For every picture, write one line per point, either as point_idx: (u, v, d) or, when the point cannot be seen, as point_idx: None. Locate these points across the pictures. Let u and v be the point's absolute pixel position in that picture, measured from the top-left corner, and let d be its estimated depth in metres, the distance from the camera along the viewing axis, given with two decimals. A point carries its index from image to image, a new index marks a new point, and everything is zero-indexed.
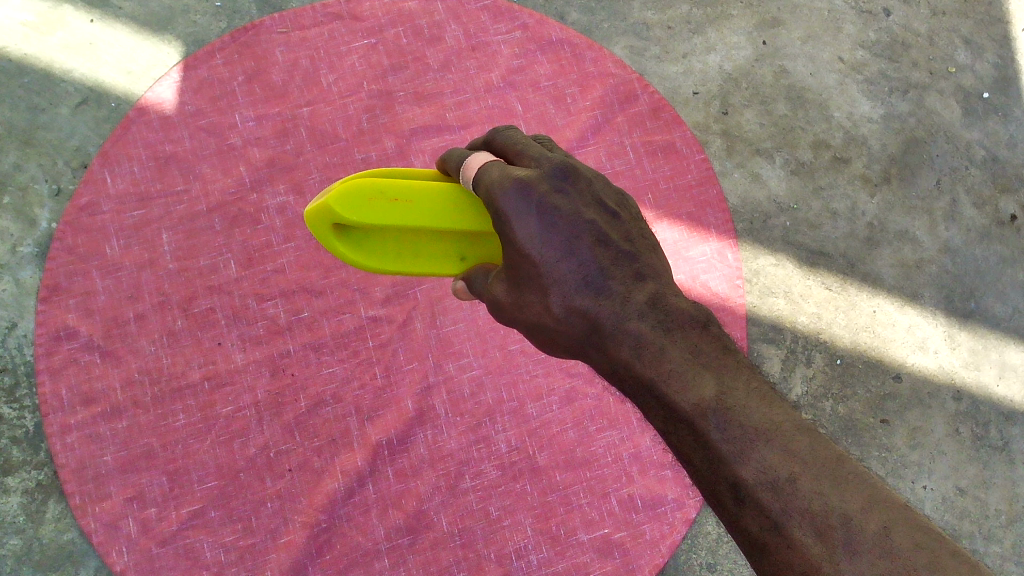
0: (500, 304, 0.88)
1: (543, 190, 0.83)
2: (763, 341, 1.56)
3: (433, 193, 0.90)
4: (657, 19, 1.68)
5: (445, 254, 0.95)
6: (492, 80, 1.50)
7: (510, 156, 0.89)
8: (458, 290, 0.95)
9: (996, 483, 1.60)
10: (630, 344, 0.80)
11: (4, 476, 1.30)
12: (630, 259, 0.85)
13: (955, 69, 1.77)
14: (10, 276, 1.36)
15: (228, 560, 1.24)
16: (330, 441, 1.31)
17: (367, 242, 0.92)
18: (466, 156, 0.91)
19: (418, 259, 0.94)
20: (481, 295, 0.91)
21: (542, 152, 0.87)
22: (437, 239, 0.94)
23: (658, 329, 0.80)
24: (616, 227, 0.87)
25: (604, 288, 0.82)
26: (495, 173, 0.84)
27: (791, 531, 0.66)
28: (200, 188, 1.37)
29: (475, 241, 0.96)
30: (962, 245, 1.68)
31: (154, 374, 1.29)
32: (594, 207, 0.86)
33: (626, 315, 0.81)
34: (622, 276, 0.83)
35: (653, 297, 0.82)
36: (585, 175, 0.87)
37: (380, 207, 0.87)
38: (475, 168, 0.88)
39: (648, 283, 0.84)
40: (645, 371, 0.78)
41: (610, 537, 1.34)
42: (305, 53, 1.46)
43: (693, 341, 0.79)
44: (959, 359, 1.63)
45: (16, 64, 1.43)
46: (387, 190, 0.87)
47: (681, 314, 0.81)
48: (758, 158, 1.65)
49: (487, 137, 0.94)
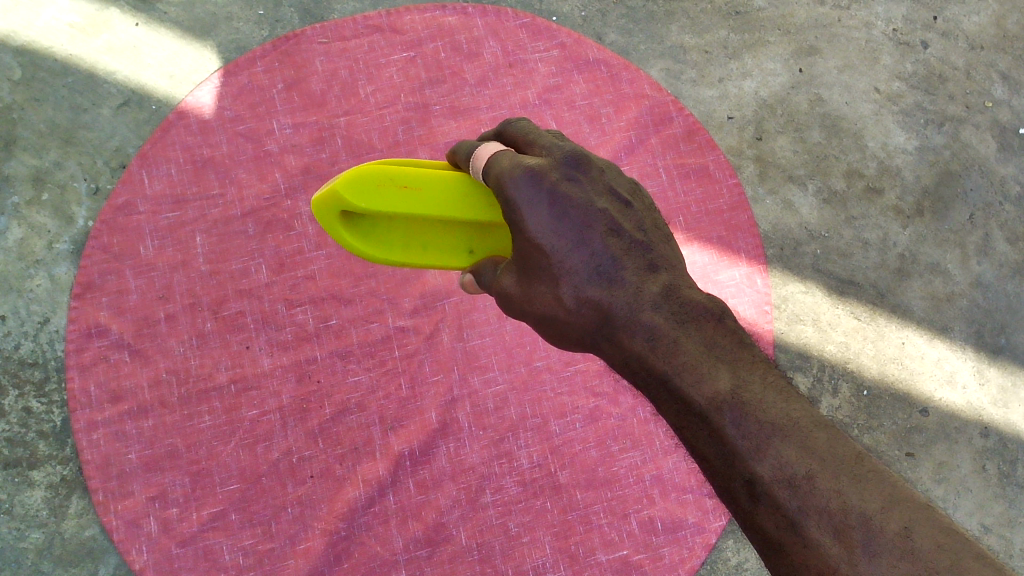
0: (508, 295, 0.88)
1: (554, 179, 0.83)
2: (790, 368, 1.55)
3: (443, 183, 0.91)
4: (694, 42, 1.69)
5: (453, 247, 0.96)
6: (528, 97, 1.51)
7: (522, 146, 0.90)
8: (466, 282, 0.97)
9: (1021, 522, 1.58)
10: (644, 336, 0.81)
11: (30, 469, 1.31)
12: (643, 250, 0.85)
13: (991, 103, 1.76)
14: (45, 272, 1.37)
15: (246, 563, 1.25)
16: (353, 449, 1.31)
17: (375, 233, 0.95)
18: (476, 146, 0.91)
19: (425, 250, 0.95)
20: (489, 288, 0.92)
21: (554, 141, 0.88)
22: (448, 231, 0.95)
23: (672, 321, 0.82)
24: (629, 217, 0.87)
25: (616, 277, 0.83)
26: (505, 163, 0.85)
27: (808, 530, 0.67)
28: (235, 192, 1.38)
29: (484, 233, 0.96)
30: (994, 280, 1.67)
31: (182, 374, 1.30)
32: (607, 195, 0.86)
33: (640, 306, 0.82)
34: (635, 267, 0.84)
35: (667, 288, 0.84)
36: (597, 163, 0.87)
37: (390, 195, 0.88)
38: (484, 158, 0.88)
39: (662, 274, 0.85)
40: (659, 364, 0.80)
41: (629, 559, 1.33)
42: (344, 64, 1.47)
43: (708, 335, 0.81)
44: (988, 396, 1.61)
45: (61, 64, 1.46)
46: (396, 178, 0.88)
47: (696, 306, 0.83)
48: (791, 185, 1.65)
49: (498, 129, 0.94)
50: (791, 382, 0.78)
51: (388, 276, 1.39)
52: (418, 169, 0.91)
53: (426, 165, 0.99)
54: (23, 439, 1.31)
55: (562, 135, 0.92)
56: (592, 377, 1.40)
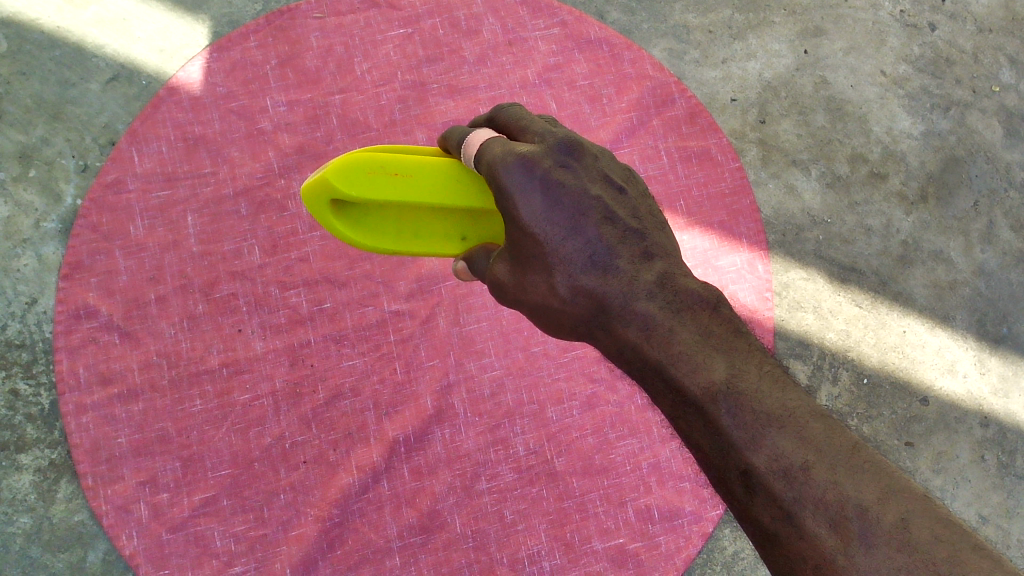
0: (501, 284, 0.86)
1: (547, 166, 0.81)
2: (790, 355, 1.54)
3: (435, 169, 0.89)
4: (698, 21, 1.65)
5: (445, 234, 0.94)
6: (528, 77, 1.48)
7: (514, 131, 0.87)
8: (459, 270, 0.95)
9: (1019, 512, 1.57)
10: (638, 325, 0.79)
11: (17, 453, 1.28)
12: (638, 237, 0.83)
13: (998, 88, 1.74)
14: (33, 251, 1.34)
15: (238, 550, 1.23)
16: (346, 435, 1.29)
17: (367, 221, 0.92)
18: (467, 133, 0.88)
19: (418, 238, 0.93)
20: (482, 275, 0.90)
21: (546, 127, 0.85)
22: (439, 218, 0.94)
23: (667, 310, 0.79)
24: (623, 203, 0.85)
25: (611, 266, 0.81)
26: (497, 150, 0.82)
27: (803, 522, 0.65)
28: (227, 171, 1.35)
29: (477, 220, 0.94)
30: (997, 268, 1.65)
31: (173, 358, 1.28)
32: (601, 182, 0.84)
33: (634, 295, 0.80)
34: (630, 254, 0.82)
35: (662, 276, 0.81)
36: (590, 149, 0.85)
37: (380, 182, 0.86)
38: (477, 145, 0.85)
39: (656, 262, 0.83)
40: (653, 354, 0.78)
41: (625, 547, 1.32)
42: (340, 40, 1.44)
43: (703, 323, 0.78)
44: (988, 385, 1.60)
45: (48, 36, 1.42)
46: (387, 165, 0.86)
47: (691, 295, 0.80)
48: (793, 169, 1.62)
49: (490, 114, 0.92)
50: (786, 371, 0.76)
51: (383, 259, 1.37)
52: (408, 156, 0.89)
53: (414, 151, 0.97)
54: (10, 422, 1.29)
55: (554, 120, 0.89)
56: (590, 363, 1.38)
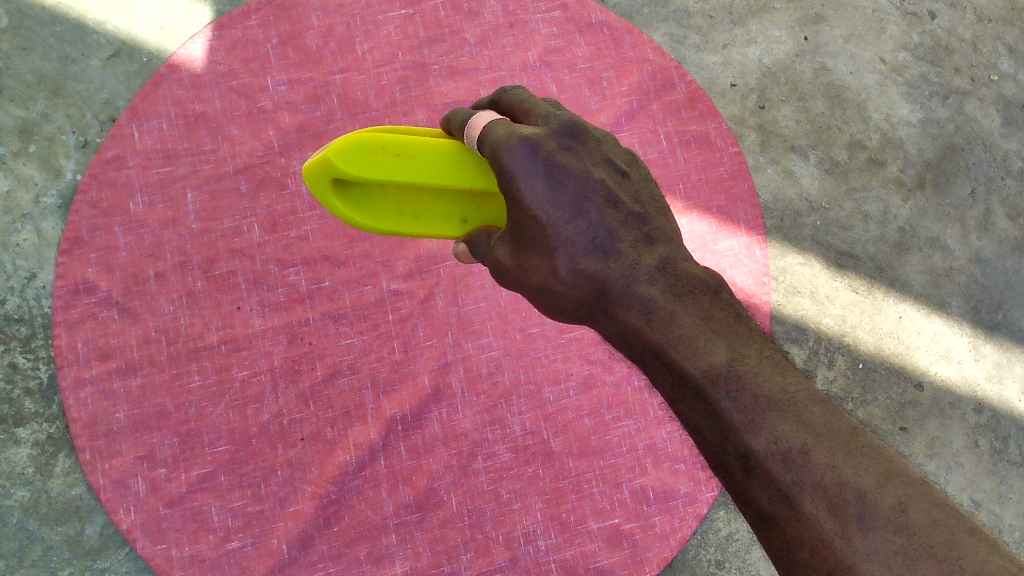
0: (502, 267, 0.87)
1: (550, 149, 0.81)
2: (786, 340, 1.55)
3: (436, 151, 0.89)
4: (699, 7, 1.65)
5: (445, 216, 0.94)
6: (529, 59, 1.48)
7: (517, 114, 0.88)
8: (459, 253, 0.95)
9: (1011, 498, 1.59)
10: (639, 309, 0.80)
11: (15, 427, 1.29)
12: (640, 221, 0.84)
13: (997, 77, 1.75)
14: (32, 225, 1.34)
15: (235, 525, 1.23)
16: (344, 413, 1.30)
17: (367, 201, 0.93)
18: (470, 115, 0.89)
19: (418, 220, 0.94)
20: (483, 258, 0.91)
21: (550, 110, 0.85)
22: (440, 200, 0.94)
23: (668, 294, 0.80)
24: (625, 187, 0.85)
25: (613, 249, 0.82)
26: (501, 131, 0.82)
27: (801, 504, 0.66)
28: (227, 149, 1.35)
29: (478, 203, 0.95)
30: (993, 256, 1.66)
31: (172, 334, 1.28)
32: (603, 166, 0.84)
33: (636, 278, 0.81)
34: (631, 239, 0.83)
35: (663, 261, 0.82)
36: (593, 133, 0.85)
37: (382, 163, 0.86)
38: (480, 128, 0.86)
39: (658, 246, 0.83)
40: (654, 336, 0.78)
41: (621, 527, 1.33)
42: (341, 20, 1.44)
43: (705, 308, 0.79)
44: (983, 372, 1.61)
45: (50, 12, 1.42)
46: (389, 145, 0.86)
47: (692, 279, 0.81)
48: (792, 155, 1.63)
49: (493, 96, 0.92)
50: (786, 356, 0.77)
51: (383, 239, 1.37)
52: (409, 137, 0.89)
53: (416, 132, 0.97)
54: (9, 396, 1.29)
55: (557, 103, 0.89)
56: (587, 344, 1.39)
